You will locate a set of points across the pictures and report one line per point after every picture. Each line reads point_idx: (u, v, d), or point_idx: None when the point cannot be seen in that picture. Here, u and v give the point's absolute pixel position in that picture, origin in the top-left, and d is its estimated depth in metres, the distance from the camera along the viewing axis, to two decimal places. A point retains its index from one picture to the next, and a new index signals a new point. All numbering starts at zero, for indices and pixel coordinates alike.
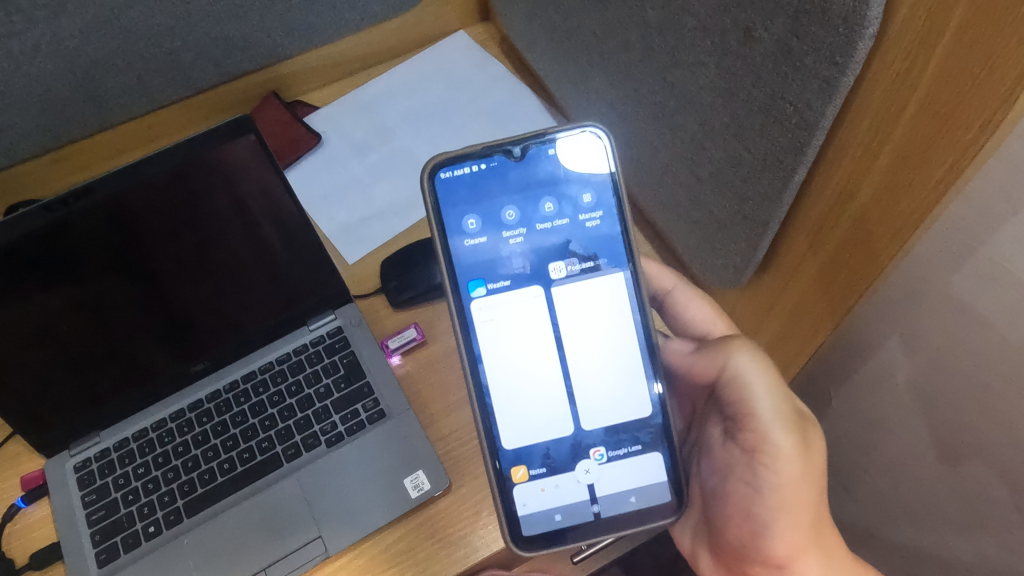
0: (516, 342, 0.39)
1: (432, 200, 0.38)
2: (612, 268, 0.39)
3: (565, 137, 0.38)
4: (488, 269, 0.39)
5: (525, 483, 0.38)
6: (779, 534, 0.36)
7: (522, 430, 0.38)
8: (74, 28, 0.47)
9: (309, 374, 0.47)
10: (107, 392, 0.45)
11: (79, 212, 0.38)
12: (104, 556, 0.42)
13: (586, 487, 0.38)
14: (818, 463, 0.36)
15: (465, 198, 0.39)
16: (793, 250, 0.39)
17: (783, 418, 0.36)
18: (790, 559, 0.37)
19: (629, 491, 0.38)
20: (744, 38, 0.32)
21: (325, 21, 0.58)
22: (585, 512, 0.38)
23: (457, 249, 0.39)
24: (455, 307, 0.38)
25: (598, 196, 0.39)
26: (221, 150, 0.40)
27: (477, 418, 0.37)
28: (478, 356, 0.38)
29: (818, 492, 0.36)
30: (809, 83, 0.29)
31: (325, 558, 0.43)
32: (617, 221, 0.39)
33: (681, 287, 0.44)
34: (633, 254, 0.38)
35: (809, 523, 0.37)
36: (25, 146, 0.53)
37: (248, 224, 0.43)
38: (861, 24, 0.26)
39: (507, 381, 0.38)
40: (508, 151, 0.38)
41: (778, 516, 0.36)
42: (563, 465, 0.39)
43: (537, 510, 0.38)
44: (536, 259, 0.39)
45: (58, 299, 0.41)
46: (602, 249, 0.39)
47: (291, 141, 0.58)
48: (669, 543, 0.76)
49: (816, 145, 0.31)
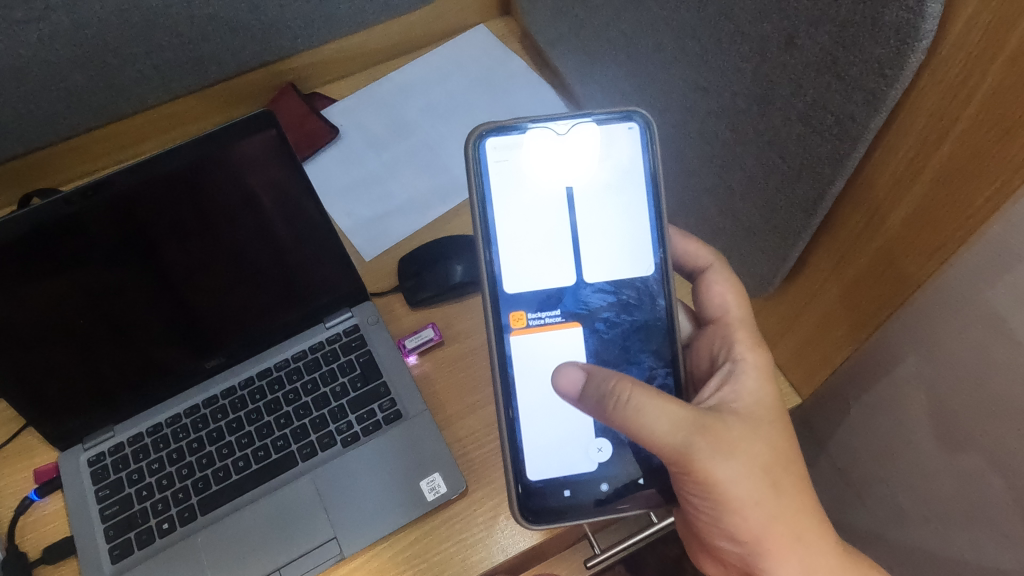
0: (527, 220, 0.39)
1: (475, 166, 0.38)
2: (641, 253, 0.39)
3: (609, 117, 0.38)
4: (522, 241, 0.39)
5: (539, 459, 0.38)
6: (738, 523, 0.36)
7: (540, 411, 0.39)
8: (93, 16, 0.46)
9: (325, 372, 0.47)
10: (123, 385, 0.45)
11: (97, 206, 0.38)
12: (117, 552, 0.42)
13: (596, 464, 0.38)
14: (741, 459, 0.35)
15: (510, 168, 0.38)
16: (826, 255, 0.38)
17: (684, 438, 0.34)
18: (758, 547, 0.37)
19: (638, 472, 0.38)
20: (786, 44, 0.31)
21: (346, 13, 0.57)
22: (594, 490, 0.38)
23: (496, 217, 0.38)
24: (489, 285, 0.38)
25: (637, 180, 0.39)
26: (242, 146, 0.39)
27: (497, 386, 0.37)
28: (502, 324, 0.39)
29: (759, 487, 0.35)
30: (854, 94, 0.29)
31: (339, 559, 0.42)
32: (652, 206, 0.39)
33: (716, 266, 0.42)
34: (665, 241, 0.38)
35: (770, 515, 0.36)
36: (40, 134, 0.52)
37: (270, 220, 0.42)
38: (915, 36, 0.25)
39: (521, 286, 0.39)
40: (555, 126, 0.38)
41: (721, 513, 0.36)
42: (576, 441, 0.39)
43: (548, 480, 0.38)
44: (559, 240, 0.39)
45: (75, 292, 0.40)
46: (634, 230, 0.39)
47: (308, 133, 0.58)
48: (674, 544, 0.77)
49: (858, 156, 0.31)
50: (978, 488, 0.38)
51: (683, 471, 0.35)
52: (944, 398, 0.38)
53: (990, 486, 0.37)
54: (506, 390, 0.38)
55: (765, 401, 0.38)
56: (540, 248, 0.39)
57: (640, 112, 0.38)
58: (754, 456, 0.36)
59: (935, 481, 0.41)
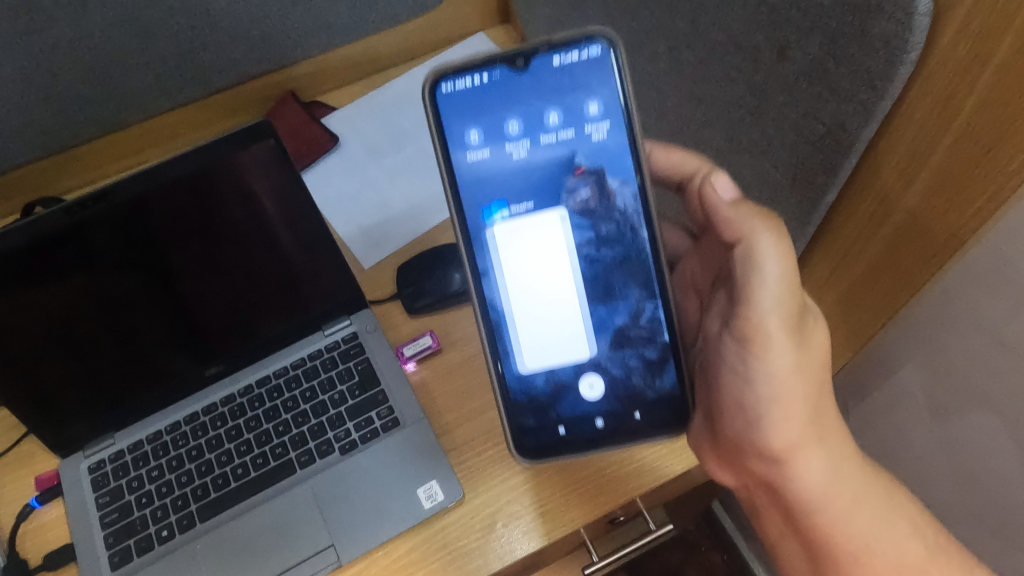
0: (494, 166, 0.37)
1: (433, 116, 0.36)
2: (618, 180, 0.37)
3: (570, 43, 0.36)
4: (491, 187, 0.38)
5: (530, 401, 0.39)
6: (776, 417, 0.35)
7: (531, 345, 0.39)
8: (94, 27, 0.47)
9: (323, 380, 0.47)
10: (123, 393, 0.45)
11: (96, 216, 0.38)
12: (117, 559, 0.42)
13: (592, 397, 0.39)
14: (810, 354, 0.35)
15: (468, 110, 0.37)
16: (819, 268, 0.39)
17: (789, 304, 0.34)
18: (789, 450, 0.36)
19: (634, 407, 0.39)
20: (777, 55, 0.32)
21: (344, 22, 0.58)
22: (588, 425, 0.39)
23: (460, 165, 0.37)
24: (462, 238, 0.37)
25: (606, 105, 0.36)
26: (238, 156, 0.39)
27: (484, 347, 0.38)
28: (482, 270, 0.38)
29: (811, 386, 0.35)
30: (844, 105, 0.29)
31: (337, 566, 0.42)
32: (624, 132, 0.36)
33: (704, 171, 0.37)
34: (640, 167, 0.36)
35: (811, 419, 0.35)
36: (43, 143, 0.53)
37: (267, 229, 0.42)
38: (903, 48, 0.26)
39: (497, 232, 0.38)
40: (513, 60, 0.36)
41: (767, 405, 0.35)
42: (569, 381, 0.39)
43: (542, 422, 0.39)
44: (532, 177, 0.37)
45: (76, 300, 0.41)
46: (607, 160, 0.37)
47: (307, 141, 0.58)
48: (675, 548, 0.79)
49: (849, 168, 0.31)
50: (979, 496, 0.38)
51: (749, 338, 0.35)
52: (943, 405, 0.38)
53: (992, 495, 0.37)
54: (494, 345, 0.38)
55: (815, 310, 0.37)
56: (510, 188, 0.37)
57: (604, 33, 0.35)
58: (821, 356, 0.35)
59: (936, 488, 0.41)
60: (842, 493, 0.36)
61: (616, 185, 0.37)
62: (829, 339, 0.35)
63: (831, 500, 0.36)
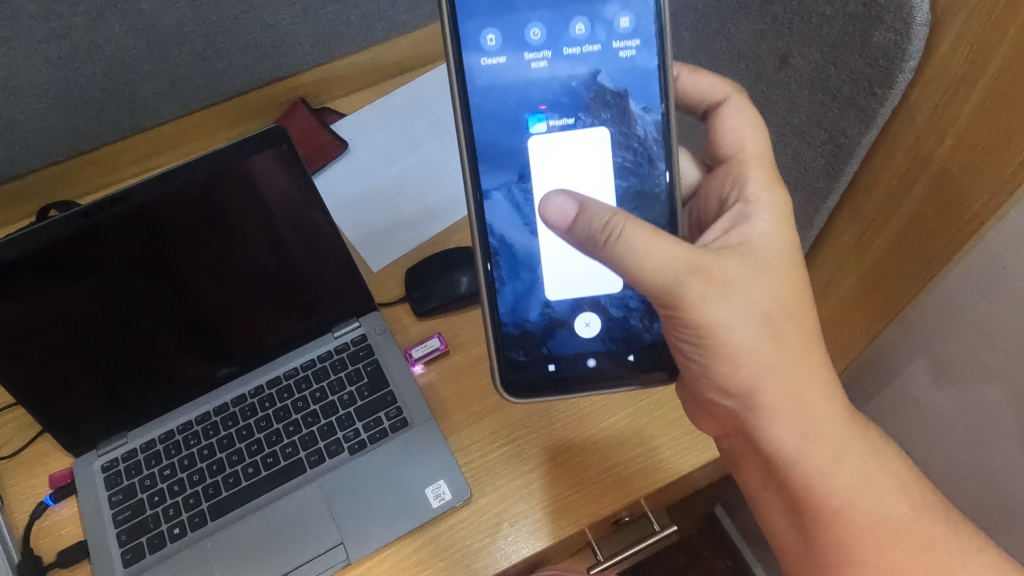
0: (513, 75, 0.38)
1: (450, 10, 0.36)
2: (638, 104, 0.38)
3: None
4: (502, 94, 0.38)
5: (520, 334, 0.41)
6: (725, 372, 0.35)
7: (526, 268, 0.41)
8: (112, 34, 0.48)
9: (334, 380, 0.48)
10: (137, 392, 0.46)
11: (114, 218, 0.39)
12: (130, 556, 0.43)
13: (583, 336, 0.41)
14: (740, 305, 0.34)
15: (488, 9, 0.37)
16: (821, 273, 0.40)
17: (681, 274, 0.33)
18: (749, 399, 0.36)
19: (629, 350, 0.41)
20: (781, 62, 0.34)
21: (354, 30, 0.59)
22: (580, 364, 0.41)
23: (472, 67, 0.38)
24: (466, 148, 0.38)
25: (637, 22, 0.37)
26: (252, 158, 0.40)
27: (478, 262, 0.39)
28: (483, 188, 0.39)
29: (757, 334, 0.34)
30: (846, 111, 0.31)
31: (346, 564, 0.43)
32: (653, 51, 0.38)
33: (734, 97, 0.37)
34: (666, 93, 0.37)
35: (766, 366, 0.35)
36: (59, 147, 0.54)
37: (279, 231, 0.43)
38: (902, 57, 0.27)
39: (508, 152, 0.39)
40: None
41: (710, 360, 0.35)
42: (563, 317, 0.41)
43: (532, 357, 0.41)
44: (553, 89, 0.39)
45: (91, 301, 0.41)
46: (632, 84, 0.38)
47: (317, 147, 0.59)
48: (678, 553, 0.79)
49: (850, 172, 0.33)
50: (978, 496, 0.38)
51: (674, 316, 0.35)
52: (943, 407, 0.38)
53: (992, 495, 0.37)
54: (488, 266, 0.40)
55: (775, 246, 0.35)
56: (526, 99, 0.39)
57: None
58: (759, 302, 0.34)
59: None
60: (816, 441, 0.35)
61: (638, 110, 0.38)
62: (759, 285, 0.34)
63: (808, 457, 0.36)
